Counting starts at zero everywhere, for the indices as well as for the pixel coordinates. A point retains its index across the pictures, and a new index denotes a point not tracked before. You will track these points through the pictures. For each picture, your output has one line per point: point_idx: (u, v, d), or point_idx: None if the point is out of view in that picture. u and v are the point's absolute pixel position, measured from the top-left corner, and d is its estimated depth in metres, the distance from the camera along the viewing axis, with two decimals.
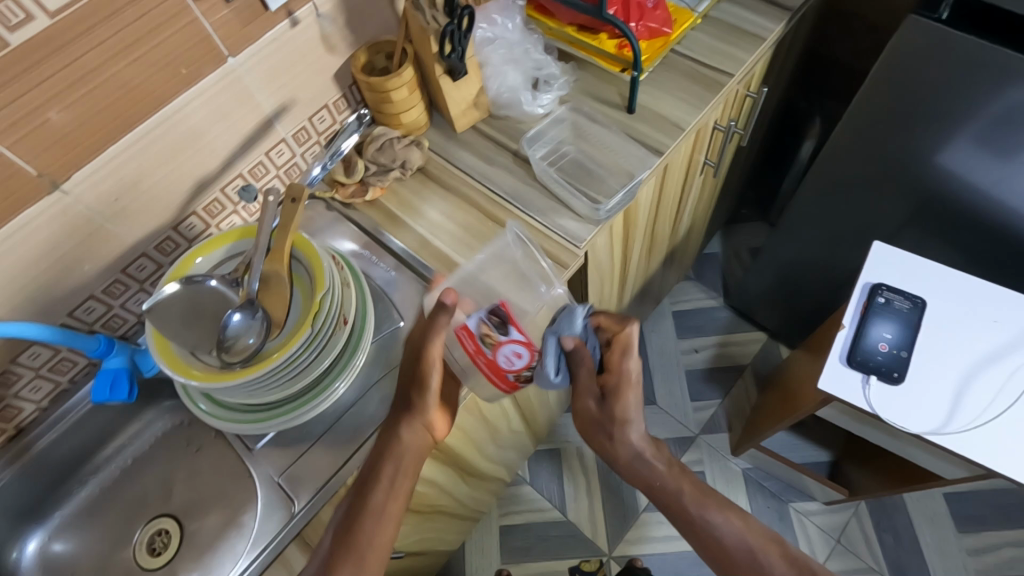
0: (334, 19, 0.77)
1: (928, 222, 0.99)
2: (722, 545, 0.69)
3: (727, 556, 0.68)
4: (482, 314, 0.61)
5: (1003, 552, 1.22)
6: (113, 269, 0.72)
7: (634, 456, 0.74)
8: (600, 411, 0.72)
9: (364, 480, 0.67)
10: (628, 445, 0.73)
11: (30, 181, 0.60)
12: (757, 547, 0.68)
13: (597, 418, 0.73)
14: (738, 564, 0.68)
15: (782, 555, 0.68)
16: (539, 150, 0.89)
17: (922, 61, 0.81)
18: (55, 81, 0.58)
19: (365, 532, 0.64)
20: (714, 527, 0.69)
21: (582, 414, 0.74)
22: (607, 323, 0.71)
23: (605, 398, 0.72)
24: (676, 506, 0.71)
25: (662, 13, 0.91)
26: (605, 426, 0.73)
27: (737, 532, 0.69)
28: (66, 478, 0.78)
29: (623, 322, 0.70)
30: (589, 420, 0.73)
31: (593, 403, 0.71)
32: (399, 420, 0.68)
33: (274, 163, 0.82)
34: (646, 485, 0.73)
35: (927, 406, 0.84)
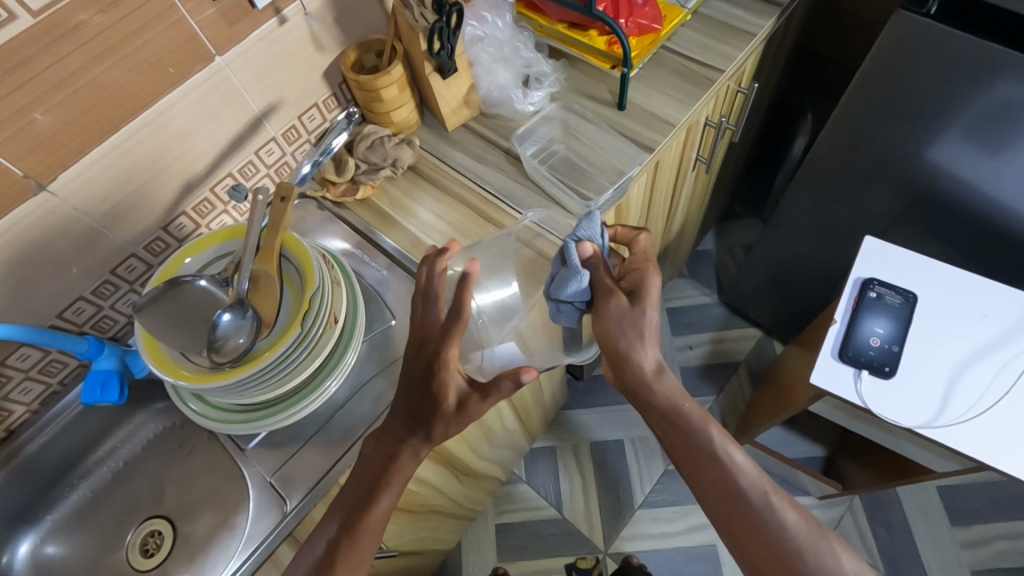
0: (322, 18, 0.77)
1: (918, 217, 1.00)
2: (734, 481, 0.62)
3: (735, 492, 0.62)
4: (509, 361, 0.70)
5: (996, 545, 1.23)
6: (102, 270, 0.71)
7: (655, 371, 0.64)
8: (632, 310, 0.63)
9: (364, 495, 0.64)
10: (655, 357, 0.64)
11: (17, 183, 0.60)
12: (770, 490, 0.61)
13: (622, 320, 0.63)
14: (746, 505, 0.61)
15: (793, 503, 0.61)
16: (529, 147, 0.90)
17: (911, 56, 0.81)
18: (39, 81, 0.57)
19: (358, 549, 0.61)
20: (732, 462, 0.62)
21: (604, 316, 0.64)
22: (622, 233, 0.73)
23: (635, 297, 0.64)
24: (693, 436, 0.64)
25: (652, 11, 0.91)
26: (636, 330, 0.62)
27: (753, 470, 0.62)
28: (57, 481, 0.77)
29: (636, 232, 0.72)
30: (614, 321, 0.63)
31: (621, 301, 0.63)
32: (407, 441, 0.64)
33: (264, 162, 0.82)
34: (669, 407, 0.64)
35: (917, 399, 0.85)
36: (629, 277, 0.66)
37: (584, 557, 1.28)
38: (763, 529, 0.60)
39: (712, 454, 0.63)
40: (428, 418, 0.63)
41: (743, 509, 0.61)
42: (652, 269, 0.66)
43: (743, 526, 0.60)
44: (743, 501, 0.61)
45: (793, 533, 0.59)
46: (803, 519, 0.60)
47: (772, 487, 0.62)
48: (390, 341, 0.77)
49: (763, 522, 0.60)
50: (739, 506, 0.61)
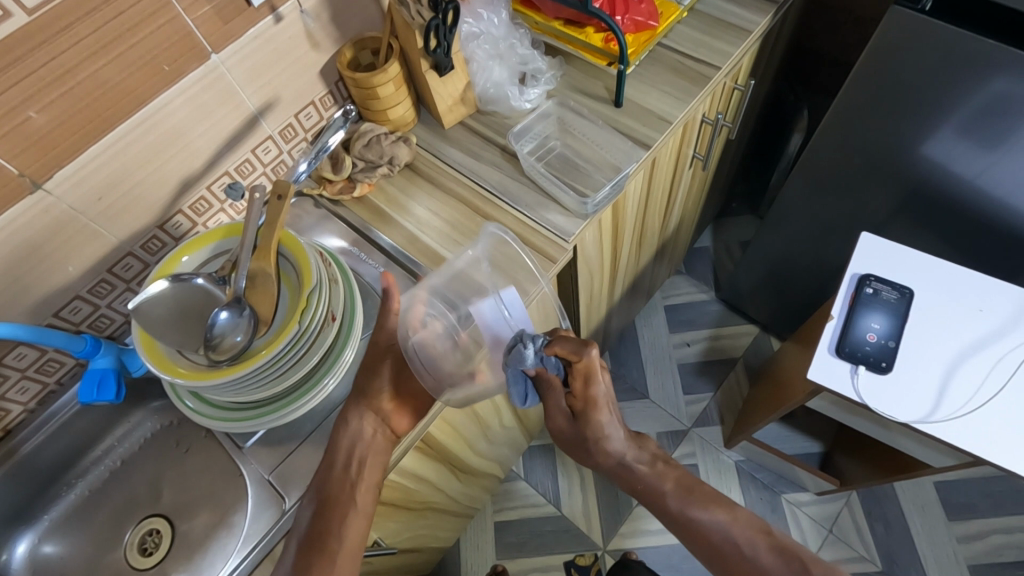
0: (317, 15, 0.77)
1: (914, 213, 1.00)
2: (709, 540, 0.68)
3: (716, 549, 0.68)
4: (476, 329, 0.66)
5: (993, 539, 1.23)
6: (98, 269, 0.71)
7: (617, 464, 0.74)
8: (575, 429, 0.73)
9: (320, 473, 0.66)
10: (611, 454, 0.73)
11: (12, 181, 0.60)
12: (743, 540, 0.67)
13: (575, 437, 0.74)
14: (725, 557, 0.67)
15: (769, 546, 0.66)
16: (526, 145, 0.90)
17: (905, 51, 0.81)
18: (34, 80, 0.57)
19: (333, 529, 0.64)
20: (702, 525, 0.69)
21: (559, 431, 0.75)
22: (563, 351, 0.64)
23: (577, 417, 0.72)
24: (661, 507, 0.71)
25: (648, 7, 0.90)
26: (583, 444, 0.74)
27: (724, 524, 0.68)
28: (54, 480, 0.77)
29: (580, 351, 0.64)
30: (568, 437, 0.75)
31: (564, 422, 0.73)
32: (347, 409, 0.68)
33: (261, 160, 0.82)
34: (638, 488, 0.73)
35: (914, 395, 0.85)
36: (576, 400, 0.71)
37: (582, 555, 1.28)
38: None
39: (680, 521, 0.70)
40: (362, 389, 0.69)
41: (724, 561, 0.67)
42: (597, 381, 0.67)
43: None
44: (724, 558, 0.67)
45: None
46: (780, 562, 0.65)
47: (745, 536, 0.67)
48: None
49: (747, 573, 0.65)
50: (724, 560, 0.67)
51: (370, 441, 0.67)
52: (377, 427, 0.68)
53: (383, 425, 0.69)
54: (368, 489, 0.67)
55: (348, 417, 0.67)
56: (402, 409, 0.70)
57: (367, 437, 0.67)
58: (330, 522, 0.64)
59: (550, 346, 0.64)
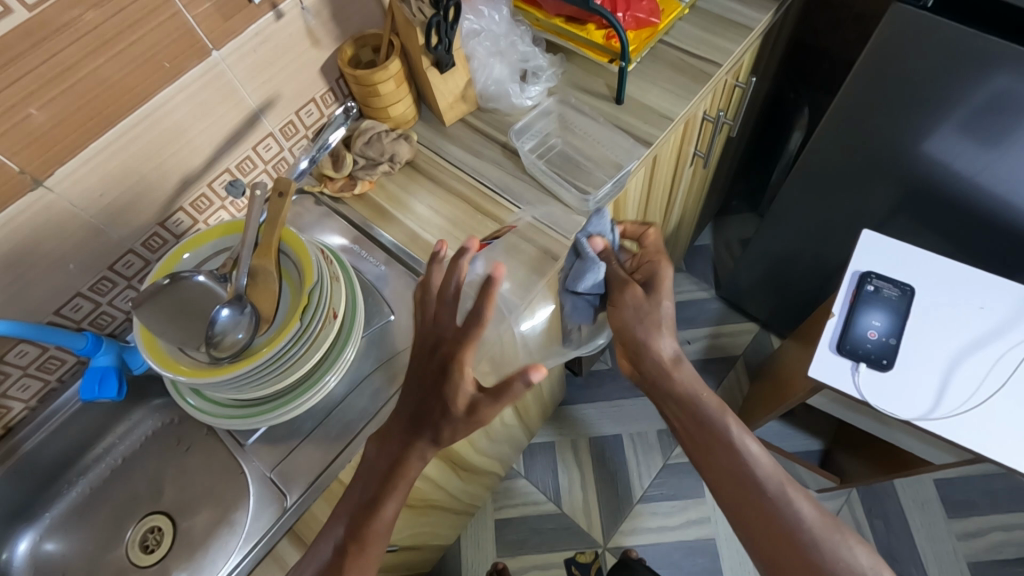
0: (318, 12, 0.77)
1: (914, 211, 1.00)
2: (749, 470, 0.64)
3: (752, 482, 0.64)
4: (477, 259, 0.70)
5: (992, 536, 1.23)
6: (99, 266, 0.71)
7: (674, 358, 0.68)
8: (648, 302, 0.67)
9: (374, 492, 0.64)
10: (673, 346, 0.68)
11: (13, 178, 0.60)
12: (786, 482, 0.63)
13: (637, 317, 0.67)
14: (762, 492, 0.63)
15: (806, 496, 0.63)
16: (527, 142, 0.90)
17: (908, 48, 0.81)
18: (35, 76, 0.57)
19: (370, 550, 0.62)
20: (750, 455, 0.65)
21: (621, 307, 0.68)
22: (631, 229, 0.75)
23: (650, 288, 0.67)
24: (712, 423, 0.66)
25: (649, 4, 0.90)
26: (648, 321, 0.67)
27: (769, 460, 0.64)
28: (55, 478, 0.77)
29: (645, 226, 0.74)
30: (630, 312, 0.67)
31: (638, 292, 0.67)
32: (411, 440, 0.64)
33: (261, 158, 0.82)
34: (689, 394, 0.68)
35: (914, 392, 0.85)
36: (642, 269, 0.70)
37: (583, 552, 1.29)
38: (777, 517, 0.61)
39: (728, 442, 0.65)
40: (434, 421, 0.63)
41: (756, 492, 0.63)
42: (664, 260, 0.69)
43: (758, 517, 0.62)
44: (758, 491, 0.63)
45: (809, 528, 0.61)
46: (818, 512, 0.62)
47: (787, 479, 0.64)
48: (388, 336, 0.77)
49: (776, 512, 0.62)
50: (757, 495, 0.63)
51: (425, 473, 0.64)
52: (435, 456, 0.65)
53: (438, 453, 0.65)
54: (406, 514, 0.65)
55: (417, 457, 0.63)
56: None
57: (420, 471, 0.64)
58: (364, 552, 0.61)
59: (617, 224, 0.76)
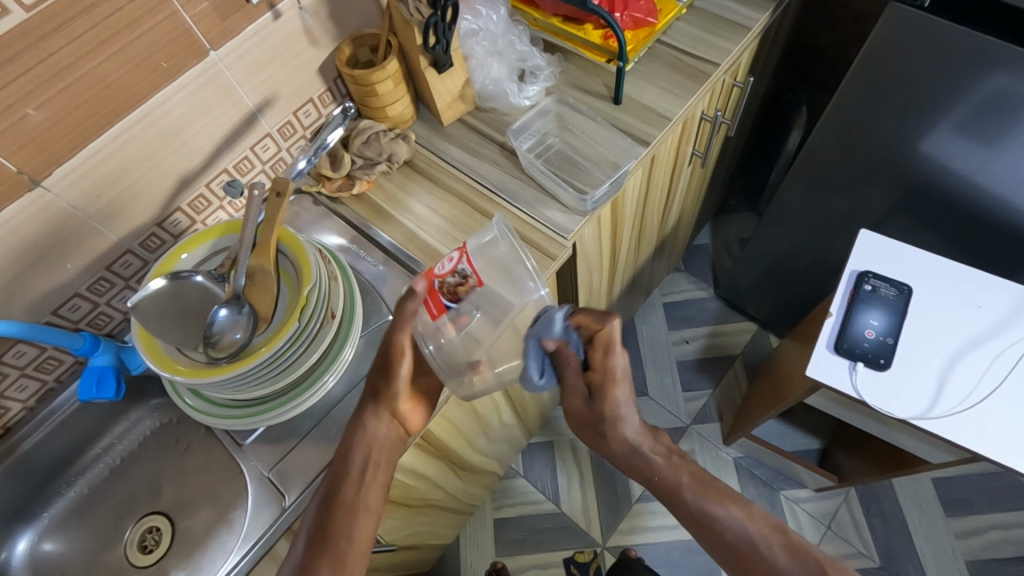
0: (315, 12, 0.77)
1: (911, 210, 1.00)
2: (721, 536, 0.65)
3: (731, 548, 0.65)
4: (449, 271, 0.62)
5: (990, 535, 1.24)
6: (97, 266, 0.71)
7: (628, 450, 0.72)
8: (592, 410, 0.73)
9: (334, 475, 0.65)
10: (623, 441, 0.72)
11: (11, 178, 0.60)
12: (758, 538, 0.64)
13: (590, 418, 0.74)
14: (740, 555, 0.64)
15: (785, 545, 0.63)
16: (525, 142, 0.90)
17: (905, 49, 0.81)
18: (31, 77, 0.57)
19: (337, 532, 0.62)
20: (717, 520, 0.65)
21: (576, 413, 0.75)
22: (586, 322, 0.68)
23: (595, 396, 0.72)
24: (672, 498, 0.69)
25: (646, 4, 0.90)
26: (598, 426, 0.74)
27: (738, 521, 0.65)
28: (53, 477, 0.77)
29: (602, 319, 0.67)
30: (584, 419, 0.74)
31: (582, 403, 0.73)
32: (363, 410, 0.67)
33: (260, 158, 0.82)
34: (649, 476, 0.71)
35: (911, 391, 0.85)
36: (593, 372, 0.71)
37: (582, 551, 1.29)
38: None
39: (692, 515, 0.67)
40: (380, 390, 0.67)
41: (735, 557, 0.64)
42: (615, 361, 0.69)
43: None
44: (737, 556, 0.64)
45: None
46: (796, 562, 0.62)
47: (760, 535, 0.64)
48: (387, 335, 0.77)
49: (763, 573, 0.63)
50: (740, 559, 0.64)
51: (384, 442, 0.67)
52: (393, 429, 0.68)
53: (396, 423, 0.68)
54: (379, 491, 0.65)
55: (367, 420, 0.66)
56: (416, 406, 0.70)
57: (379, 439, 0.66)
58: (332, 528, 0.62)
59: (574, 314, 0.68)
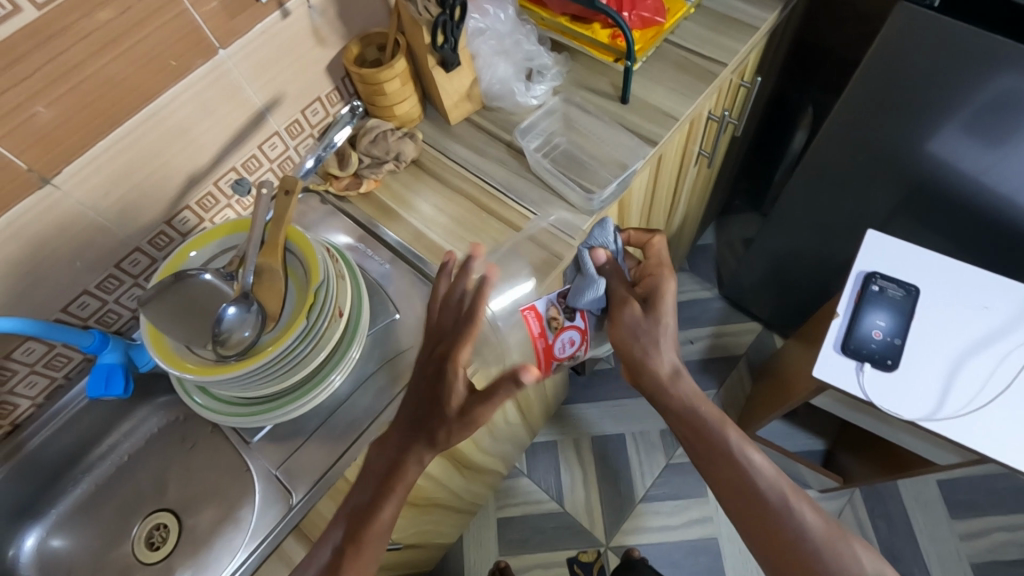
0: (323, 11, 0.77)
1: (916, 210, 1.00)
2: (752, 480, 0.65)
3: (757, 495, 0.64)
4: (551, 297, 0.70)
5: (995, 536, 1.23)
6: (106, 264, 0.72)
7: (673, 374, 0.69)
8: (645, 318, 0.69)
9: (373, 497, 0.64)
10: (670, 362, 0.69)
11: (21, 176, 0.60)
12: (789, 493, 0.64)
13: (637, 331, 0.69)
14: (766, 503, 0.64)
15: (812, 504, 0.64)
16: (532, 141, 0.89)
17: (911, 50, 0.81)
18: (41, 75, 0.57)
19: (362, 557, 0.61)
20: (751, 466, 0.65)
21: (621, 324, 0.70)
22: (636, 237, 0.78)
23: (648, 303, 0.70)
24: (711, 435, 0.67)
25: (654, 3, 0.90)
26: (649, 337, 0.68)
27: (772, 470, 0.65)
28: (61, 474, 0.77)
29: (650, 233, 0.77)
30: (630, 329, 0.69)
31: (635, 309, 0.69)
32: (410, 445, 0.64)
33: (267, 156, 0.82)
34: (688, 409, 0.68)
35: (918, 393, 0.85)
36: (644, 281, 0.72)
37: (585, 551, 1.29)
38: (782, 527, 0.62)
39: (728, 455, 0.66)
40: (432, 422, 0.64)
41: (762, 503, 0.64)
42: (668, 275, 0.71)
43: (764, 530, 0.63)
44: (763, 501, 0.64)
45: (813, 537, 0.61)
46: (822, 522, 0.63)
47: (790, 489, 0.64)
48: (393, 335, 0.77)
49: (783, 524, 0.62)
50: (763, 506, 0.64)
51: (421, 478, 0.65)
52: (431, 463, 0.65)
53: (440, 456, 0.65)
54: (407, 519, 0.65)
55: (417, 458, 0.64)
56: None
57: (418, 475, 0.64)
58: (360, 552, 0.62)
59: (623, 231, 0.79)
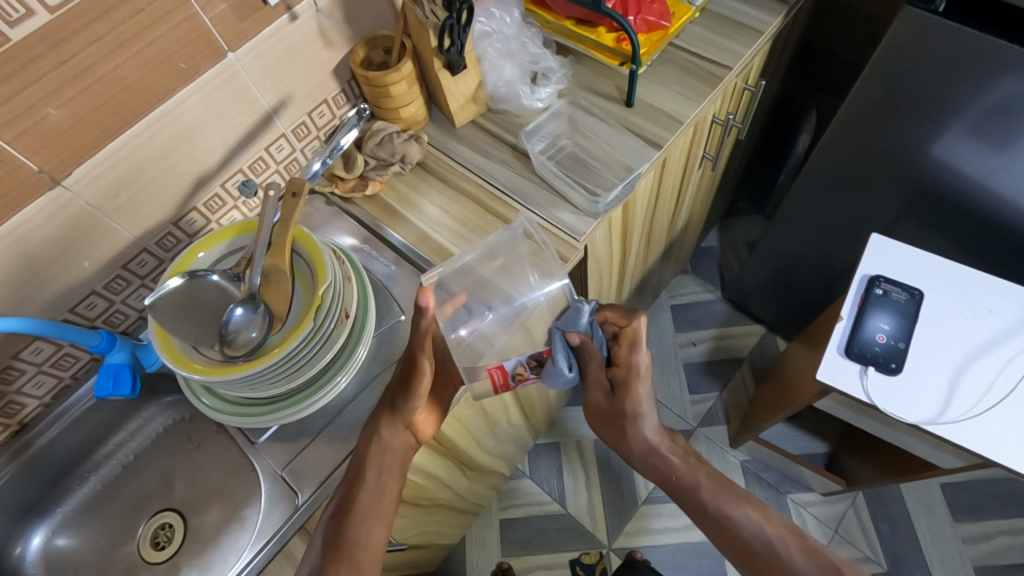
0: (331, 14, 0.77)
1: (921, 214, 1.00)
2: (738, 538, 0.66)
3: (746, 547, 0.65)
4: (521, 357, 0.68)
5: (998, 540, 1.23)
6: (114, 265, 0.72)
7: (647, 449, 0.73)
8: (614, 405, 0.73)
9: (352, 479, 0.66)
10: (642, 439, 0.72)
11: (32, 177, 0.60)
12: (776, 540, 0.65)
13: (610, 412, 0.74)
14: (755, 555, 0.65)
15: (802, 546, 0.64)
16: (537, 144, 0.90)
17: (913, 53, 0.81)
18: (52, 78, 0.58)
19: (350, 537, 0.64)
20: (734, 521, 0.66)
21: (595, 409, 0.76)
22: (613, 317, 0.71)
23: (616, 391, 0.73)
24: (689, 498, 0.69)
25: (660, 6, 0.90)
26: (620, 421, 0.73)
27: (756, 522, 0.66)
28: (68, 474, 0.78)
29: (629, 316, 0.70)
30: (602, 415, 0.75)
31: (603, 398, 0.74)
32: (378, 419, 0.67)
33: (274, 158, 0.82)
34: (666, 476, 0.71)
35: (922, 396, 0.85)
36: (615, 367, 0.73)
37: (587, 553, 1.29)
38: None
39: (709, 514, 0.68)
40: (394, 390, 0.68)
41: (754, 560, 0.65)
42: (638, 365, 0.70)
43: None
44: (753, 555, 0.65)
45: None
46: (812, 563, 0.63)
47: (778, 536, 0.65)
48: (398, 336, 0.77)
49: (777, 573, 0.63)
50: (754, 560, 0.65)
51: (398, 449, 0.67)
52: (406, 437, 0.67)
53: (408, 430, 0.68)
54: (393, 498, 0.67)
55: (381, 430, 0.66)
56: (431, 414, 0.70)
57: (392, 447, 0.66)
58: (348, 529, 0.64)
59: (599, 310, 0.72)
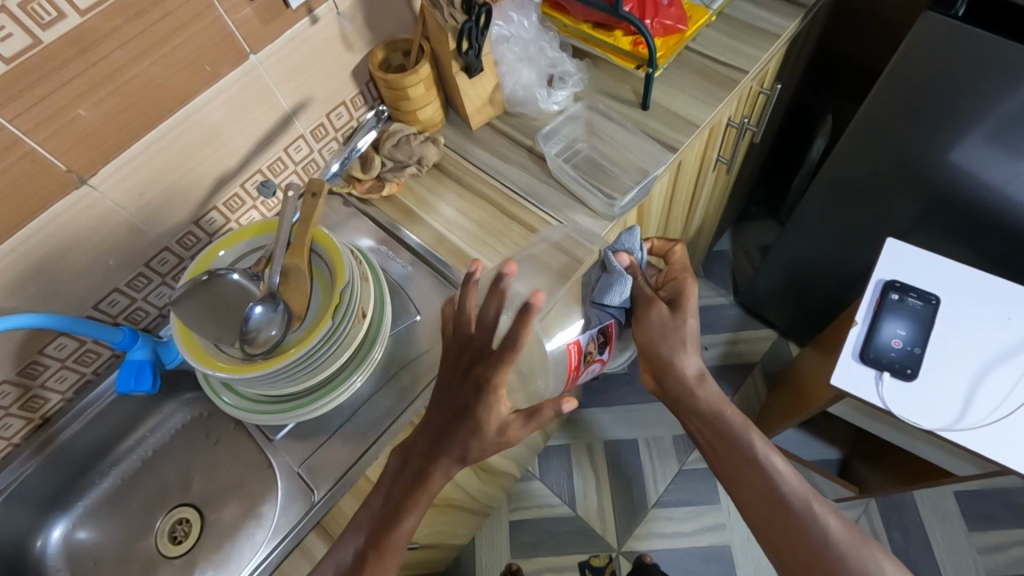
0: (353, 17, 0.78)
1: (938, 220, 1.00)
2: (775, 481, 0.65)
3: (780, 497, 0.65)
4: (593, 333, 0.72)
5: (1014, 551, 1.22)
6: (137, 263, 0.73)
7: (697, 378, 0.70)
8: (672, 318, 0.70)
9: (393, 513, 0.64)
10: (694, 364, 0.70)
11: (61, 176, 0.62)
12: (812, 497, 0.64)
13: (660, 332, 0.70)
14: (789, 504, 0.64)
15: (835, 511, 0.63)
16: (554, 146, 0.91)
17: (936, 60, 0.81)
18: (83, 80, 0.59)
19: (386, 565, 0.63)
20: (774, 465, 0.66)
21: (647, 326, 0.71)
22: (658, 245, 0.80)
23: (676, 307, 0.71)
24: (733, 440, 0.68)
25: (677, 11, 0.90)
26: (674, 339, 0.70)
27: (794, 475, 0.66)
28: (88, 468, 0.79)
29: (671, 241, 0.80)
30: (656, 332, 0.71)
31: (662, 311, 0.70)
32: (434, 460, 0.64)
33: (293, 159, 0.83)
34: (714, 413, 0.69)
35: (939, 403, 0.84)
36: (669, 286, 0.74)
37: (598, 556, 1.29)
38: (804, 533, 0.62)
39: (752, 461, 0.67)
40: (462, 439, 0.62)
41: (785, 509, 0.64)
42: (689, 278, 0.73)
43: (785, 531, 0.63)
44: (784, 505, 0.64)
45: (835, 538, 0.61)
46: (845, 526, 0.62)
47: (813, 494, 0.64)
48: (414, 337, 0.77)
49: (803, 527, 0.62)
50: (785, 508, 0.64)
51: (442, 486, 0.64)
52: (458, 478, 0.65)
53: None
54: None
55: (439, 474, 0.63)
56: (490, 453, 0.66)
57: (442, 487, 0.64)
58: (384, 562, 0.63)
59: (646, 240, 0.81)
